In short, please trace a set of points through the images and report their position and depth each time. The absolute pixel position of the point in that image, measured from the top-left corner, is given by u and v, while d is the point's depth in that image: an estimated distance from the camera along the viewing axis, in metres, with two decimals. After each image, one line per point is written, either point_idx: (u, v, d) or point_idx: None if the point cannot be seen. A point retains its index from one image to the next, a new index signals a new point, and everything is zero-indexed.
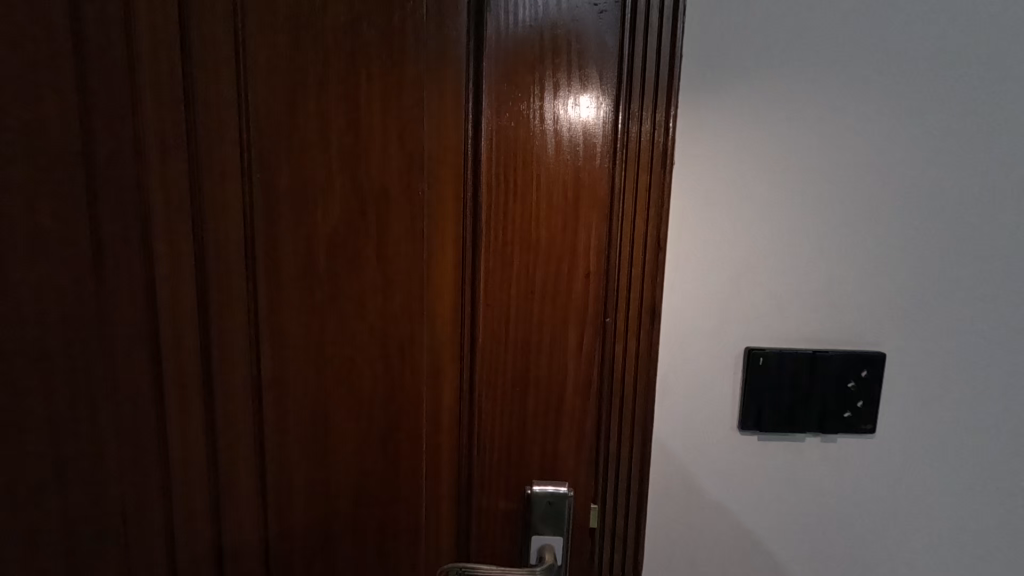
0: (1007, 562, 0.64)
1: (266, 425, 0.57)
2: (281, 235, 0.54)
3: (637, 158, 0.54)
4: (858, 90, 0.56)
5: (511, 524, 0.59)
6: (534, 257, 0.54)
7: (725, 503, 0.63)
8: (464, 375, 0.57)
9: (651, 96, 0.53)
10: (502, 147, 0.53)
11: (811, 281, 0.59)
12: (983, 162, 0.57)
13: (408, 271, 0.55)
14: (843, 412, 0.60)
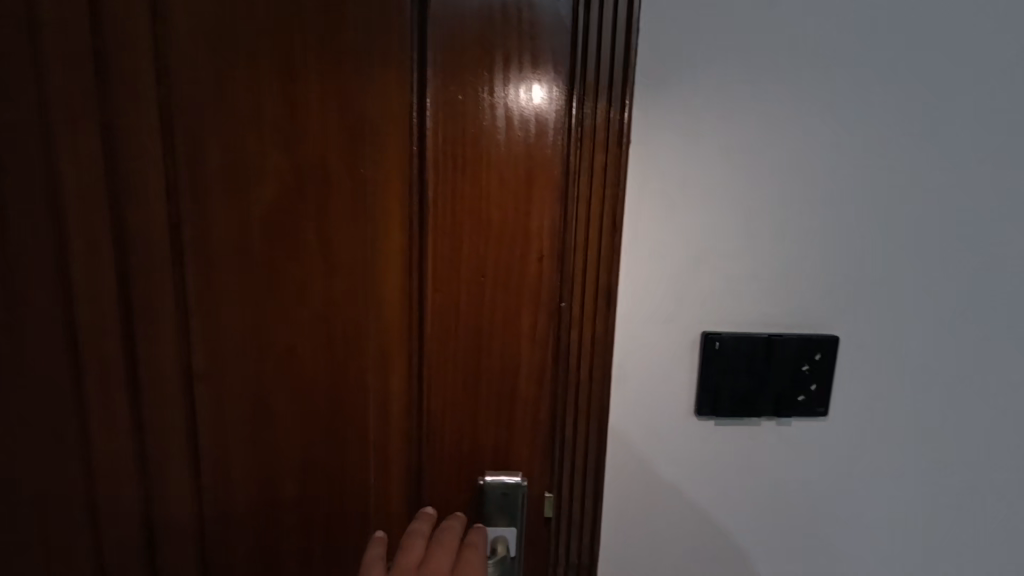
0: (952, 537, 0.66)
1: (200, 419, 0.53)
2: (210, 215, 0.50)
3: (592, 138, 0.52)
4: (817, 69, 0.55)
5: (463, 515, 0.57)
6: (485, 239, 0.52)
7: (681, 487, 0.63)
8: (413, 365, 0.54)
9: (606, 70, 0.51)
10: (450, 124, 0.50)
11: (768, 264, 0.58)
12: (937, 145, 0.57)
13: (351, 254, 0.52)
14: (797, 396, 0.60)
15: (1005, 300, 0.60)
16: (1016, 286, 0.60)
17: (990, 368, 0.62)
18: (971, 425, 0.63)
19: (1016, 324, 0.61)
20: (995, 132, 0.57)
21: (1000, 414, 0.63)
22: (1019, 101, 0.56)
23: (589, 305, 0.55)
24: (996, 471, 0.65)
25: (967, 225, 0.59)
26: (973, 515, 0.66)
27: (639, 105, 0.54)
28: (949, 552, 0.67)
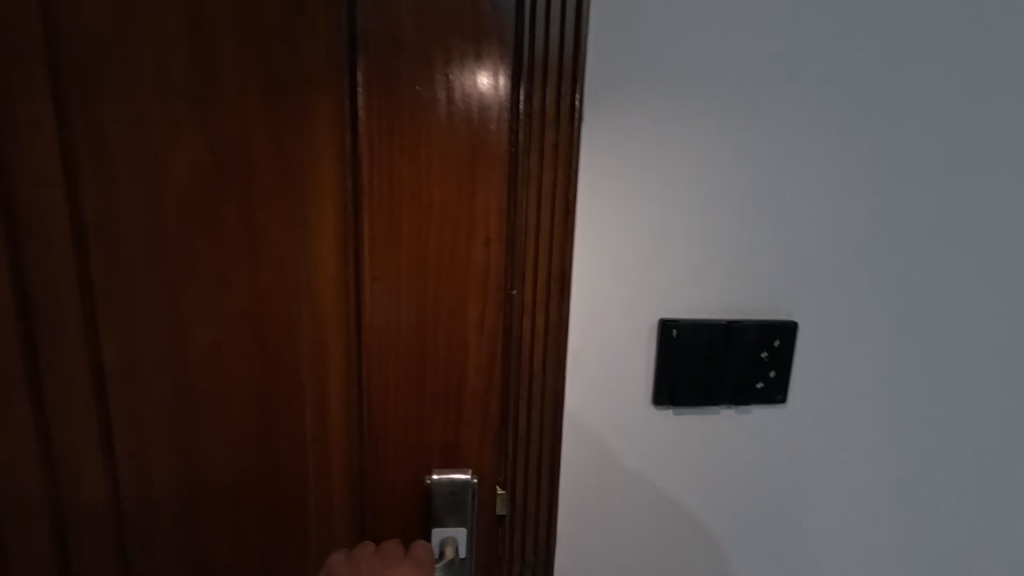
0: (911, 522, 0.66)
1: (114, 420, 0.49)
2: (117, 196, 0.45)
3: (542, 109, 0.48)
4: (776, 43, 0.52)
5: (412, 516, 0.54)
6: (427, 223, 0.48)
7: (640, 479, 0.61)
8: (352, 360, 0.50)
9: (556, 35, 0.47)
10: (385, 97, 0.46)
11: (726, 248, 0.56)
12: (897, 124, 0.55)
13: (279, 239, 0.47)
14: (755, 383, 0.59)
15: (965, 284, 0.59)
16: (976, 270, 0.59)
17: (949, 352, 0.61)
18: (931, 411, 0.63)
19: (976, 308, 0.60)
20: (956, 111, 0.55)
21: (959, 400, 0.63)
22: (981, 79, 0.55)
23: (542, 292, 0.51)
24: (953, 456, 0.64)
25: (928, 208, 0.57)
26: (933, 501, 0.65)
27: (593, 78, 0.51)
28: (908, 538, 0.66)
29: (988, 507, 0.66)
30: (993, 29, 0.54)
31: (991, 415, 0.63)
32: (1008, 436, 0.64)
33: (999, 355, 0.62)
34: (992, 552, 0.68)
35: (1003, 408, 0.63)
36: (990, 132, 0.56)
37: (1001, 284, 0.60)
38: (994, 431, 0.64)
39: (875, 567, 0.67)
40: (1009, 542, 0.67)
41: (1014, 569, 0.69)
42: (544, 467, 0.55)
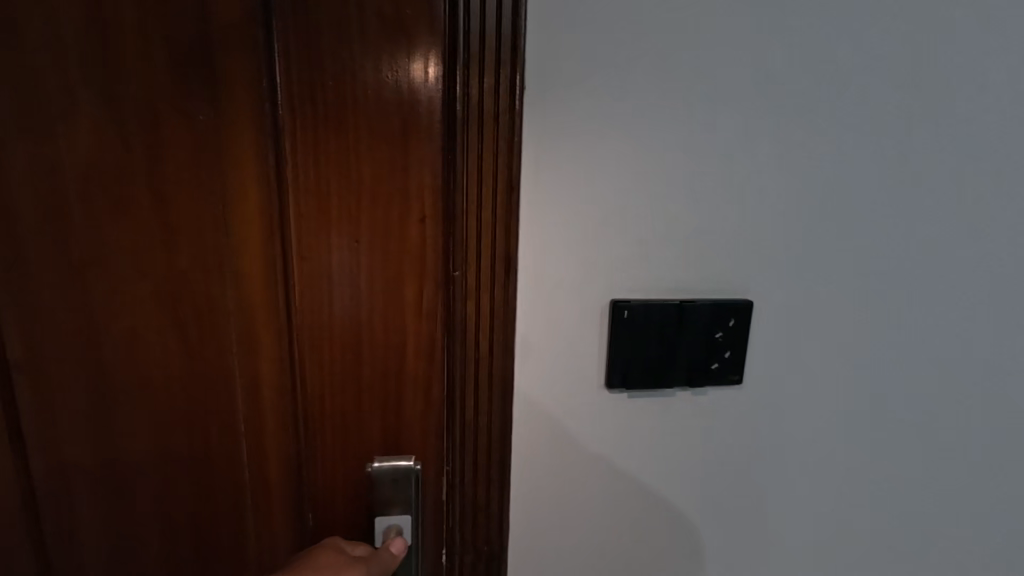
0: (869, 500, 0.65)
1: (25, 413, 0.46)
2: (14, 174, 0.42)
3: (480, 65, 0.43)
4: (725, 10, 0.50)
5: (355, 507, 0.52)
6: (356, 198, 0.45)
7: (595, 466, 0.59)
8: (283, 346, 0.48)
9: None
10: (305, 62, 0.42)
11: (677, 226, 0.54)
12: (851, 95, 0.53)
13: (196, 218, 0.44)
14: (710, 364, 0.57)
15: (922, 257, 0.58)
16: (932, 241, 0.58)
17: (905, 328, 0.60)
18: (888, 387, 0.62)
19: (932, 281, 0.59)
20: (910, 76, 0.54)
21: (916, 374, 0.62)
22: (935, 43, 0.53)
23: (486, 274, 0.48)
24: (909, 432, 0.64)
25: (884, 181, 0.56)
26: (891, 477, 0.65)
27: (534, 43, 0.48)
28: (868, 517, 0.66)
29: (943, 481, 0.66)
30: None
31: (946, 388, 0.63)
32: (962, 409, 0.64)
33: (954, 327, 0.61)
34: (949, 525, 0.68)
35: (957, 381, 0.63)
36: (946, 99, 0.55)
37: (953, 256, 0.59)
38: (950, 405, 0.64)
39: (835, 546, 0.66)
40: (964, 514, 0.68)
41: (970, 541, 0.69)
42: (494, 455, 0.52)
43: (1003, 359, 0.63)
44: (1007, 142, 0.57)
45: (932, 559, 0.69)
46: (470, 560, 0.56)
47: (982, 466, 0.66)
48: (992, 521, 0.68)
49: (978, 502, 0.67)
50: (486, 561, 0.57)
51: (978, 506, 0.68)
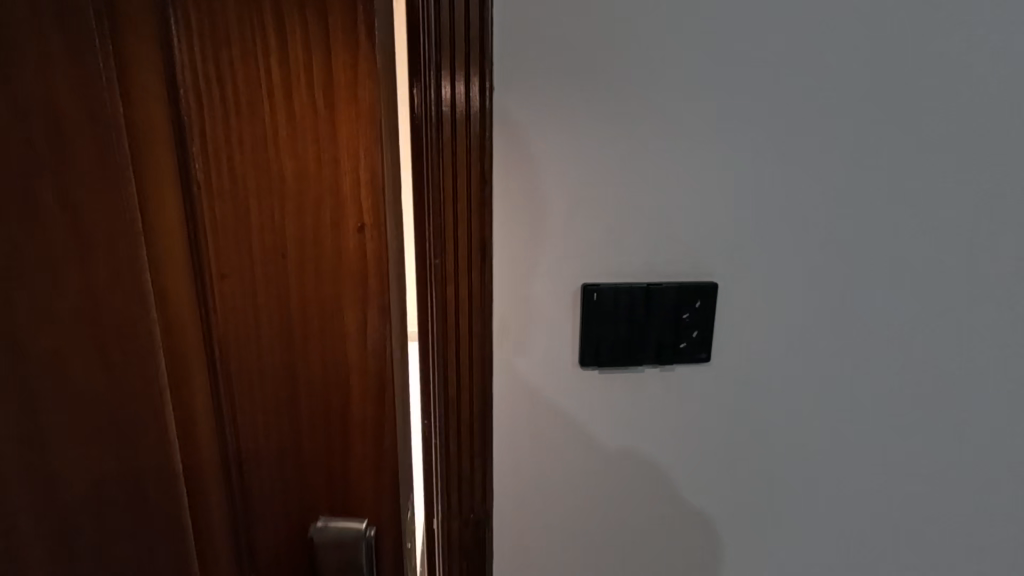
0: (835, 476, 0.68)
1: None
2: None
3: (453, 85, 0.50)
4: (687, 9, 0.52)
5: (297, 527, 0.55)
6: (278, 219, 0.47)
7: (573, 441, 0.64)
8: (208, 361, 0.50)
9: (460, 22, 0.49)
10: (209, 69, 0.43)
11: (643, 212, 0.57)
12: (811, 83, 0.55)
13: (116, 240, 0.46)
14: (678, 343, 0.61)
15: (883, 242, 0.60)
16: (894, 226, 0.60)
17: (870, 308, 0.62)
18: (854, 368, 0.64)
19: (894, 266, 0.61)
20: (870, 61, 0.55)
21: (882, 357, 0.64)
22: (897, 26, 0.54)
23: (463, 259, 0.55)
24: (876, 412, 0.66)
25: (842, 165, 0.58)
26: (858, 457, 0.68)
27: (502, 57, 0.52)
28: (834, 491, 0.69)
29: (911, 461, 0.68)
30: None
31: (913, 371, 0.65)
32: (931, 392, 0.66)
33: (919, 311, 0.63)
34: (917, 505, 0.70)
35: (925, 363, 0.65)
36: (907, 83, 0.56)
37: (919, 241, 0.60)
38: (917, 387, 0.66)
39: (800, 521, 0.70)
40: (931, 496, 0.70)
41: (937, 520, 0.71)
42: (475, 427, 0.60)
43: (970, 344, 0.64)
44: (972, 128, 0.58)
45: (898, 539, 0.71)
46: (457, 526, 0.64)
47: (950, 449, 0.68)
48: (958, 504, 0.71)
49: (946, 483, 0.70)
50: (472, 528, 0.64)
51: (945, 489, 0.70)
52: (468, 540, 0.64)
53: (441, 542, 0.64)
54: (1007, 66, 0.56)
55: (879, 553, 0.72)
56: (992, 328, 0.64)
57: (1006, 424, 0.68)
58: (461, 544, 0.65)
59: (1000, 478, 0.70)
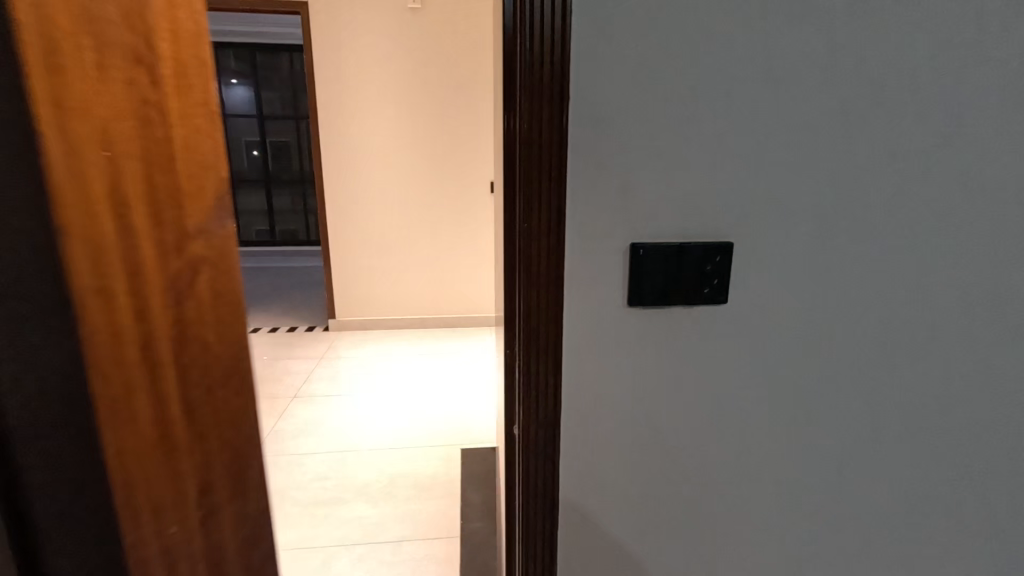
0: (814, 384, 0.95)
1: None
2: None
3: (540, 105, 0.75)
4: (708, 58, 0.78)
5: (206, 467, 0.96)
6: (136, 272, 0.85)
7: (622, 361, 0.88)
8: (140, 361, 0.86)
9: (549, 67, 0.74)
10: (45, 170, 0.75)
11: (675, 194, 0.82)
12: (788, 108, 0.82)
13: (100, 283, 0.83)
14: (703, 287, 0.85)
15: (840, 212, 0.88)
16: (844, 203, 0.88)
17: (833, 261, 0.90)
18: (824, 303, 0.91)
19: (847, 229, 0.89)
20: (834, 88, 0.83)
21: (842, 294, 0.92)
22: (846, 67, 0.82)
23: (543, 224, 0.79)
24: (840, 336, 0.94)
25: (811, 162, 0.85)
26: (828, 370, 0.95)
27: (577, 86, 0.76)
28: (812, 395, 0.96)
29: (866, 371, 0.96)
30: (860, 30, 0.81)
31: (861, 304, 0.93)
32: (876, 320, 0.94)
33: (864, 261, 0.91)
34: (872, 405, 0.98)
35: (871, 300, 0.93)
36: (857, 102, 0.84)
37: (863, 213, 0.89)
38: (866, 317, 0.94)
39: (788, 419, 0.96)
40: (879, 397, 0.98)
41: (887, 416, 0.99)
42: (551, 350, 0.85)
43: (899, 285, 0.93)
44: (893, 137, 0.86)
45: (858, 432, 0.98)
46: (534, 427, 0.88)
47: (893, 363, 0.97)
48: (896, 405, 0.99)
49: (890, 388, 0.98)
50: (545, 427, 0.88)
51: (889, 392, 0.98)
52: (542, 437, 0.88)
53: (522, 439, 0.89)
54: (916, 96, 0.85)
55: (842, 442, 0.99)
56: (916, 274, 0.93)
57: (928, 344, 0.97)
58: (537, 441, 0.89)
59: (928, 385, 0.98)
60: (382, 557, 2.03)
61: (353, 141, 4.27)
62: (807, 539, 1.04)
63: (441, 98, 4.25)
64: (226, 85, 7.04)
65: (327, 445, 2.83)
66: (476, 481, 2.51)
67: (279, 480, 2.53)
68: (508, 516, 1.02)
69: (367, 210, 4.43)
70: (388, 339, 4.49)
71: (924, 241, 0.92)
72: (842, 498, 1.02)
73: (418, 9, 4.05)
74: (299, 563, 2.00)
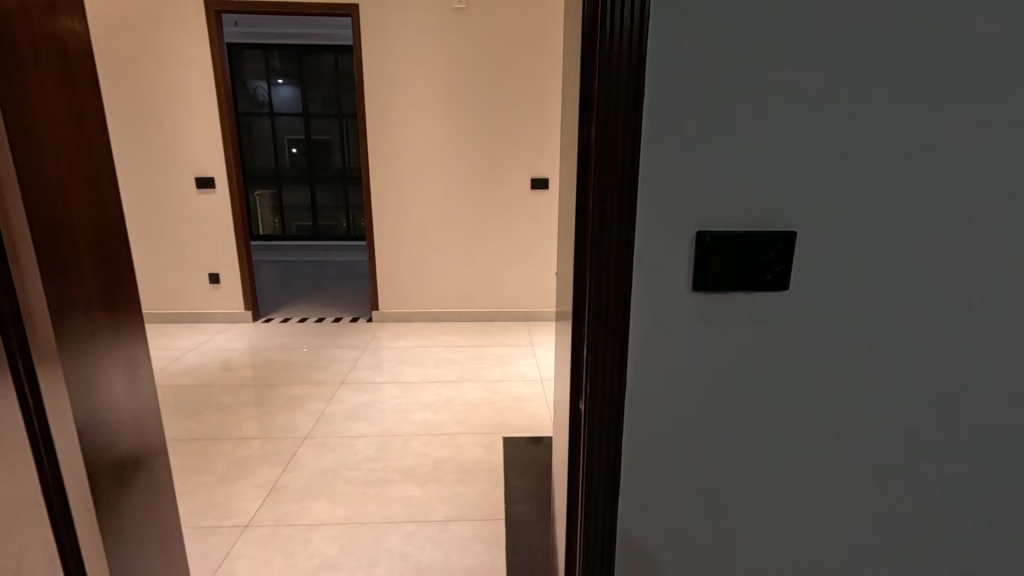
0: (881, 376, 0.96)
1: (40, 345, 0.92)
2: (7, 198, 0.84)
3: (615, 99, 0.81)
4: (780, 55, 0.82)
5: (125, 383, 1.13)
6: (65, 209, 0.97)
7: (684, 342, 0.93)
8: (78, 285, 1.00)
9: (625, 64, 0.80)
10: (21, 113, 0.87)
11: (741, 184, 0.87)
12: (861, 102, 0.84)
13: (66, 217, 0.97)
14: (766, 275, 0.90)
15: (915, 203, 0.89)
16: (919, 197, 0.88)
17: (903, 254, 0.91)
18: (893, 293, 0.93)
19: (921, 220, 0.89)
20: (909, 79, 0.84)
21: (913, 288, 0.92)
22: (924, 62, 0.83)
23: (615, 212, 0.85)
24: (909, 330, 0.94)
25: (884, 156, 0.87)
26: (894, 363, 0.96)
27: (651, 81, 0.82)
28: (876, 387, 0.97)
29: (938, 367, 0.96)
30: (939, 21, 0.82)
31: (934, 297, 0.93)
32: (948, 315, 0.94)
33: (940, 254, 0.91)
34: (941, 400, 0.98)
35: (943, 295, 0.93)
36: (935, 93, 0.85)
37: (938, 208, 0.89)
38: (939, 309, 0.94)
39: (851, 408, 0.98)
40: (951, 391, 0.97)
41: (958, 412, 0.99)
42: (618, 331, 0.91)
43: (976, 279, 0.92)
44: (974, 131, 0.86)
45: (924, 424, 0.99)
46: (599, 402, 0.94)
47: (965, 360, 0.96)
48: (969, 400, 0.98)
49: (962, 384, 0.97)
50: (609, 403, 0.95)
51: (963, 388, 0.97)
52: (606, 411, 0.95)
53: (587, 413, 0.96)
54: (998, 90, 0.85)
55: (909, 434, 1.00)
56: (993, 268, 0.92)
57: (1007, 339, 0.95)
58: (601, 415, 0.95)
59: (1001, 380, 0.97)
60: (431, 534, 2.13)
61: (400, 139, 4.41)
62: (867, 528, 1.05)
63: (485, 96, 4.34)
64: (275, 85, 7.32)
65: (375, 430, 2.96)
66: (518, 469, 2.58)
67: (332, 460, 2.67)
68: (570, 486, 1.09)
69: (410, 206, 4.57)
70: (429, 331, 4.61)
71: (1006, 235, 0.91)
72: (906, 489, 1.03)
73: (463, 8, 4.15)
74: (354, 537, 2.12)
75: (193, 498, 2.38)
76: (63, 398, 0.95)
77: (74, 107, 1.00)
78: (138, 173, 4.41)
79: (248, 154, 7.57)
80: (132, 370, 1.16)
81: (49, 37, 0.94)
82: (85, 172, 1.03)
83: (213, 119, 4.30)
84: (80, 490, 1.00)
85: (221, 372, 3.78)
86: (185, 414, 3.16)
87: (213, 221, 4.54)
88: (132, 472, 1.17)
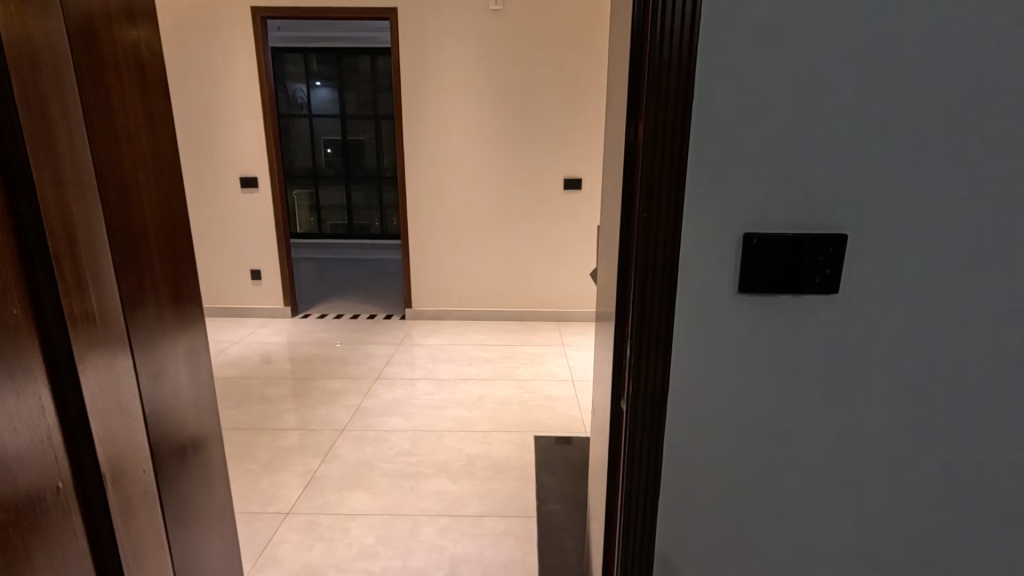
0: (935, 383, 0.94)
1: (115, 335, 0.96)
2: (89, 195, 0.90)
3: (665, 101, 0.82)
4: (833, 55, 0.81)
5: (190, 365, 1.21)
6: (138, 205, 1.04)
7: (729, 343, 0.93)
8: (150, 277, 1.07)
9: (676, 65, 0.81)
10: (102, 120, 0.94)
11: (791, 186, 0.86)
12: (918, 102, 0.83)
13: (139, 214, 1.04)
14: (815, 277, 0.89)
15: (978, 205, 0.86)
16: (979, 200, 0.86)
17: (961, 259, 0.88)
18: (950, 298, 0.90)
19: (984, 223, 0.86)
20: (973, 77, 0.82)
21: (972, 294, 0.89)
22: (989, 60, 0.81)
23: (662, 213, 0.86)
24: (966, 337, 0.91)
25: (942, 158, 0.84)
26: (950, 369, 0.93)
27: (702, 83, 0.82)
28: (931, 394, 0.94)
29: (997, 375, 0.93)
30: (1008, 16, 0.79)
31: (996, 303, 0.90)
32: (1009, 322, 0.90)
33: (1002, 258, 0.88)
34: (1001, 410, 0.94)
35: (1005, 303, 0.90)
36: (1000, 91, 0.82)
37: (1001, 212, 0.86)
38: (1001, 315, 0.90)
39: (903, 414, 0.96)
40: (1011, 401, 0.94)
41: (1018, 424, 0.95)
42: (662, 330, 0.92)
43: None
44: None
45: (980, 433, 0.96)
46: (642, 402, 0.95)
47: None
48: None
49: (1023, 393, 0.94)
50: (651, 403, 0.95)
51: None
52: (648, 411, 0.96)
53: (630, 412, 0.97)
54: None
55: (964, 443, 0.97)
56: None
57: None
58: (643, 415, 0.96)
59: None
60: (464, 528, 2.16)
61: (435, 139, 4.47)
62: (919, 537, 1.02)
63: (520, 96, 4.37)
64: (314, 86, 7.50)
65: (409, 424, 3.02)
66: (550, 469, 2.60)
67: (368, 452, 2.74)
68: (610, 483, 1.10)
69: (444, 205, 4.63)
70: (461, 330, 4.67)
71: None
72: (960, 501, 1.00)
73: (499, 10, 4.18)
74: (390, 528, 2.17)
75: (238, 484, 2.49)
76: (128, 385, 0.99)
77: (147, 114, 1.07)
78: (187, 173, 4.62)
79: (288, 154, 7.82)
80: (194, 355, 1.23)
81: (127, 48, 1.01)
82: (155, 173, 1.10)
83: (258, 120, 4.46)
84: (140, 476, 1.04)
85: (262, 364, 3.92)
86: (230, 404, 3.29)
87: (256, 219, 4.71)
88: (192, 453, 1.24)
